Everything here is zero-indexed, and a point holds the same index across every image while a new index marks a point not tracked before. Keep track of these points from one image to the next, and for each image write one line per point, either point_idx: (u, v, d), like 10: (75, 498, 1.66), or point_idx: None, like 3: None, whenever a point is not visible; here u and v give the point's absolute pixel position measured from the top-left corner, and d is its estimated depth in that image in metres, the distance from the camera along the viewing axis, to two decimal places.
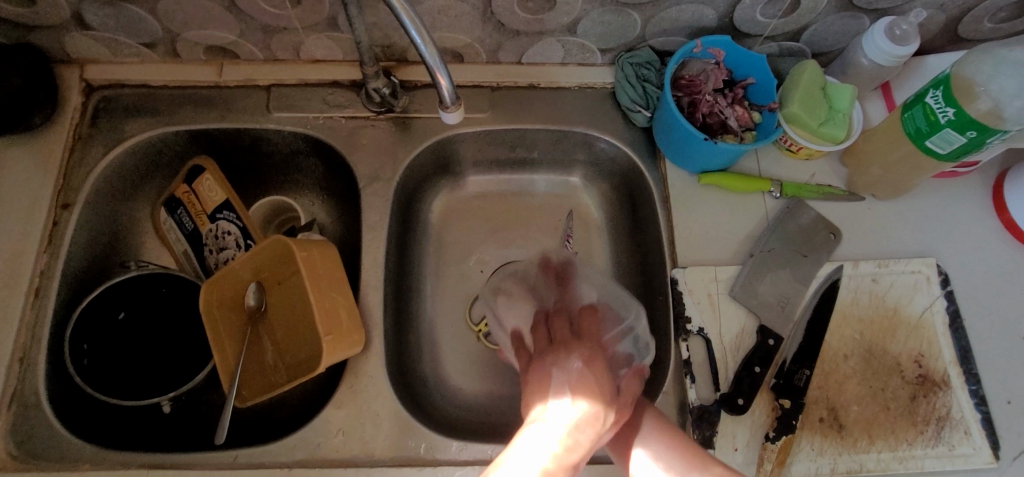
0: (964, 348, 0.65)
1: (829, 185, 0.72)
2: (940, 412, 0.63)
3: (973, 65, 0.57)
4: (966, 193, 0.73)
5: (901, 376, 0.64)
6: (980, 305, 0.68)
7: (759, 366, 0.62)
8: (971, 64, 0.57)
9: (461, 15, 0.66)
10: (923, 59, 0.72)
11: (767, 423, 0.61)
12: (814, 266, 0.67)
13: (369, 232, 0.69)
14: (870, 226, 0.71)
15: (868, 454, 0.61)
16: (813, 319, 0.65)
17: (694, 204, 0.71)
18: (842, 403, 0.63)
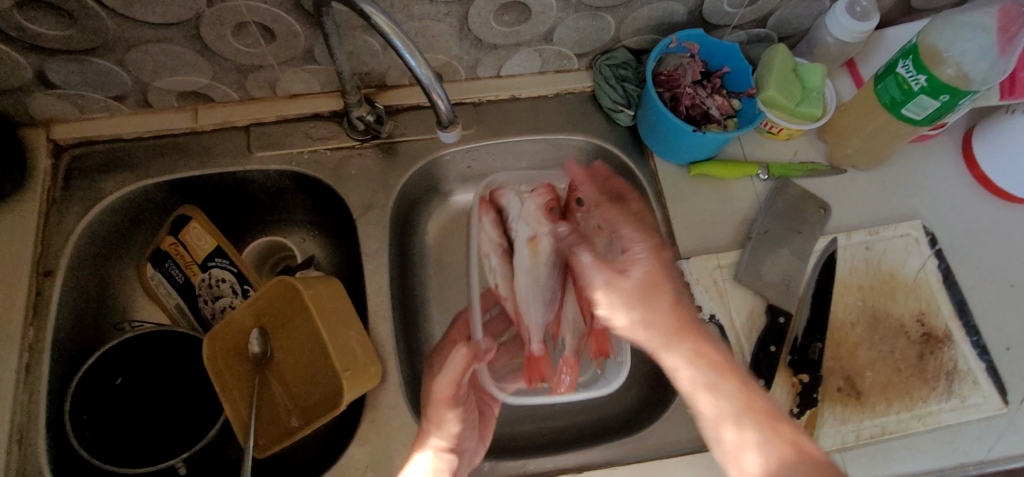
0: (960, 302, 0.68)
1: (812, 162, 0.74)
2: (948, 367, 0.65)
3: (937, 32, 0.59)
4: (937, 154, 0.76)
5: (906, 337, 0.66)
6: (968, 260, 0.71)
7: (774, 345, 0.64)
8: (934, 30, 0.60)
9: (438, 35, 0.66)
10: (883, 33, 0.76)
11: (790, 401, 0.62)
12: (810, 242, 0.69)
13: (369, 262, 0.68)
14: (856, 196, 0.73)
15: (888, 417, 0.62)
16: (818, 292, 0.67)
17: (687, 195, 0.72)
18: (856, 371, 0.64)
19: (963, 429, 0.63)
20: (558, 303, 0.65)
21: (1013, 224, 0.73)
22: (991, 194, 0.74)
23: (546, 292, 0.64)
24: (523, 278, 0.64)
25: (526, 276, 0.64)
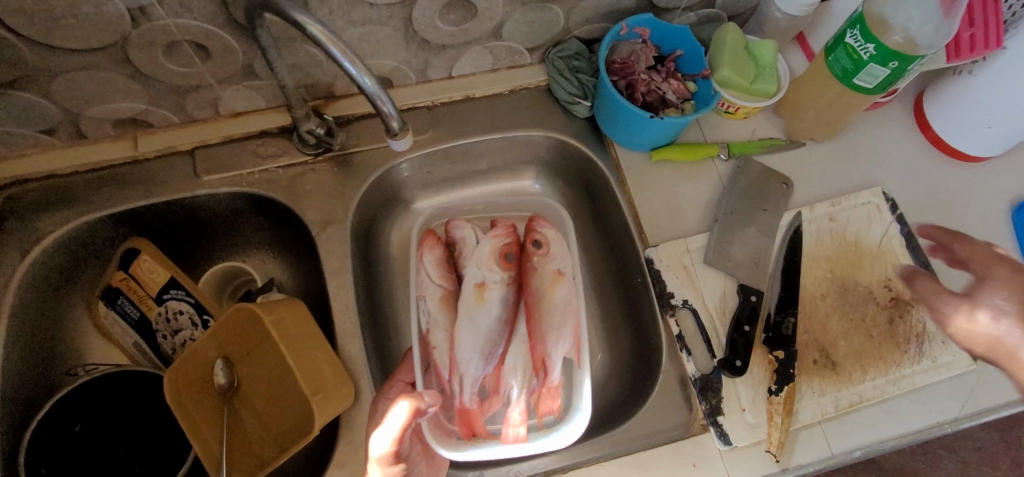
0: (924, 264, 0.69)
1: (771, 138, 0.74)
2: (917, 329, 0.66)
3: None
4: (891, 120, 0.77)
5: (876, 303, 0.67)
6: (928, 222, 0.72)
7: (747, 324, 0.63)
8: None
9: (383, 40, 0.64)
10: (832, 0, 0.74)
11: (768, 378, 0.62)
12: (776, 219, 0.69)
13: (333, 279, 0.65)
14: (816, 168, 0.74)
15: (865, 384, 0.63)
16: (787, 268, 0.67)
17: (651, 182, 0.71)
18: (830, 342, 0.65)
19: (936, 388, 0.64)
20: (499, 348, 0.66)
21: (967, 182, 0.74)
22: (945, 154, 0.76)
23: (486, 345, 0.65)
24: (464, 320, 0.65)
25: (467, 326, 0.65)
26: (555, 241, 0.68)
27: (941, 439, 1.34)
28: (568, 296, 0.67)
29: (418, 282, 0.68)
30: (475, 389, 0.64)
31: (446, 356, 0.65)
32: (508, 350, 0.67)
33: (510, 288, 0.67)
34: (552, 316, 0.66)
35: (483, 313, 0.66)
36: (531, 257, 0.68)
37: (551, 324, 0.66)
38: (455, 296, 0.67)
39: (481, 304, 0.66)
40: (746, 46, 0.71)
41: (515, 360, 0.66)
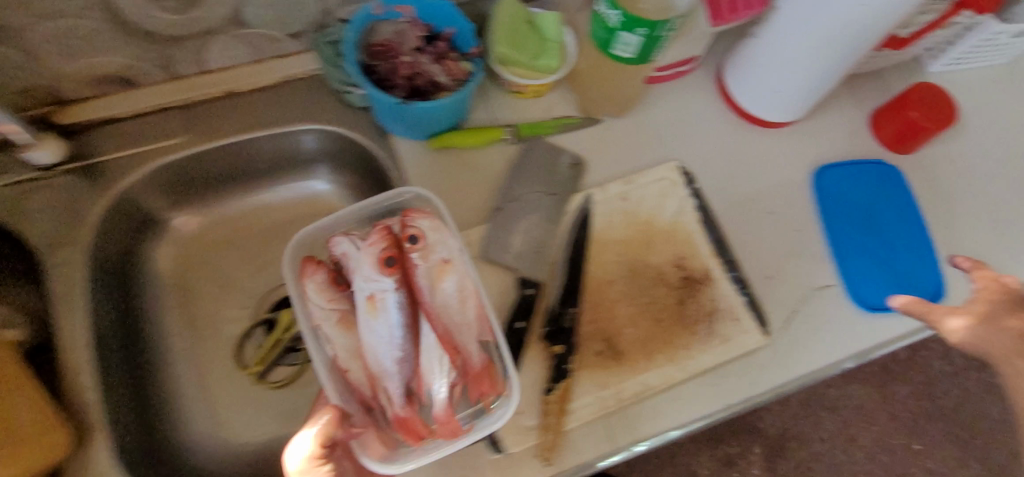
0: (717, 239, 0.66)
1: (566, 117, 0.70)
2: (708, 308, 0.64)
3: None
4: (694, 88, 0.74)
5: (665, 285, 0.64)
6: (726, 194, 0.69)
7: (521, 320, 0.60)
8: None
9: (93, 34, 0.57)
10: None
11: (544, 375, 0.58)
12: (564, 204, 0.65)
13: (63, 308, 0.59)
14: (613, 146, 0.69)
15: (650, 372, 0.60)
16: (573, 255, 0.63)
17: (432, 173, 0.66)
18: (616, 330, 0.61)
19: (727, 369, 0.62)
20: (450, 333, 0.54)
21: (768, 149, 0.72)
22: (747, 122, 0.73)
23: (379, 359, 0.53)
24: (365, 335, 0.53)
25: (370, 343, 0.53)
26: (433, 231, 0.56)
27: (821, 399, 1.36)
28: (459, 283, 0.55)
29: (308, 315, 0.56)
30: (403, 396, 0.53)
31: (374, 365, 0.53)
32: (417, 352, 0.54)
33: (401, 292, 0.54)
34: (447, 311, 0.55)
35: (381, 327, 0.53)
36: (410, 256, 0.55)
37: (453, 318, 0.55)
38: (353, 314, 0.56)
39: (374, 317, 0.53)
40: (525, 19, 0.67)
41: (431, 356, 0.53)
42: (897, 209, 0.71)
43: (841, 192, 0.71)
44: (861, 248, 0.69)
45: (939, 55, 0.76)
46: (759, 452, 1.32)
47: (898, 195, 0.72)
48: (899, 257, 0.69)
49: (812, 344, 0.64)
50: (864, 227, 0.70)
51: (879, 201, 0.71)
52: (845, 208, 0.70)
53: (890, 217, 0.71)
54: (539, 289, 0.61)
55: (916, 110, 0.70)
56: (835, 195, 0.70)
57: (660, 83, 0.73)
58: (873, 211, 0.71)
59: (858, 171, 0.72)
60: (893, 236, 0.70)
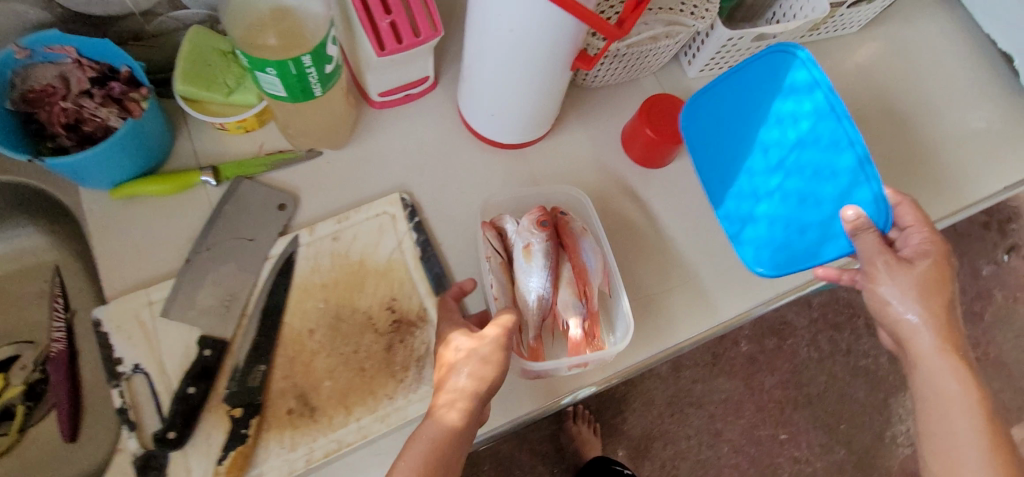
0: (437, 274, 0.62)
1: (279, 151, 0.65)
2: (419, 352, 0.59)
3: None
4: (429, 109, 0.69)
5: (374, 331, 0.59)
6: (454, 225, 0.65)
7: (195, 385, 0.54)
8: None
9: None
10: None
11: (222, 441, 0.54)
12: (264, 248, 0.60)
13: None
14: (329, 180, 0.65)
15: (347, 428, 0.56)
16: (268, 305, 0.58)
17: (118, 226, 0.60)
18: (313, 385, 0.57)
19: None
20: (583, 284, 0.61)
21: (507, 173, 0.69)
22: (484, 143, 0.69)
23: (553, 286, 0.61)
24: (524, 278, 0.61)
25: (524, 282, 0.61)
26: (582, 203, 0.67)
27: (686, 397, 1.34)
28: (595, 248, 0.62)
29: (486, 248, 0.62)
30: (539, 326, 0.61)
31: (517, 304, 0.61)
32: (559, 296, 0.61)
33: (549, 245, 0.61)
34: (579, 266, 0.62)
35: (537, 270, 0.60)
36: (564, 222, 0.63)
37: (588, 265, 0.62)
38: (513, 262, 0.62)
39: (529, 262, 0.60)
40: (213, 51, 0.61)
41: (568, 300, 0.61)
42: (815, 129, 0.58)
43: (725, 111, 0.64)
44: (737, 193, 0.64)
45: (691, 59, 0.73)
46: (623, 455, 1.31)
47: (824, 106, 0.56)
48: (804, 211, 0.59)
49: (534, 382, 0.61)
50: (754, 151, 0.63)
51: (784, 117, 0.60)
52: (744, 124, 0.63)
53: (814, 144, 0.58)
54: (222, 349, 0.56)
55: (654, 128, 0.66)
56: (716, 113, 0.64)
57: (390, 105, 0.68)
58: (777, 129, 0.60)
59: (763, 65, 0.60)
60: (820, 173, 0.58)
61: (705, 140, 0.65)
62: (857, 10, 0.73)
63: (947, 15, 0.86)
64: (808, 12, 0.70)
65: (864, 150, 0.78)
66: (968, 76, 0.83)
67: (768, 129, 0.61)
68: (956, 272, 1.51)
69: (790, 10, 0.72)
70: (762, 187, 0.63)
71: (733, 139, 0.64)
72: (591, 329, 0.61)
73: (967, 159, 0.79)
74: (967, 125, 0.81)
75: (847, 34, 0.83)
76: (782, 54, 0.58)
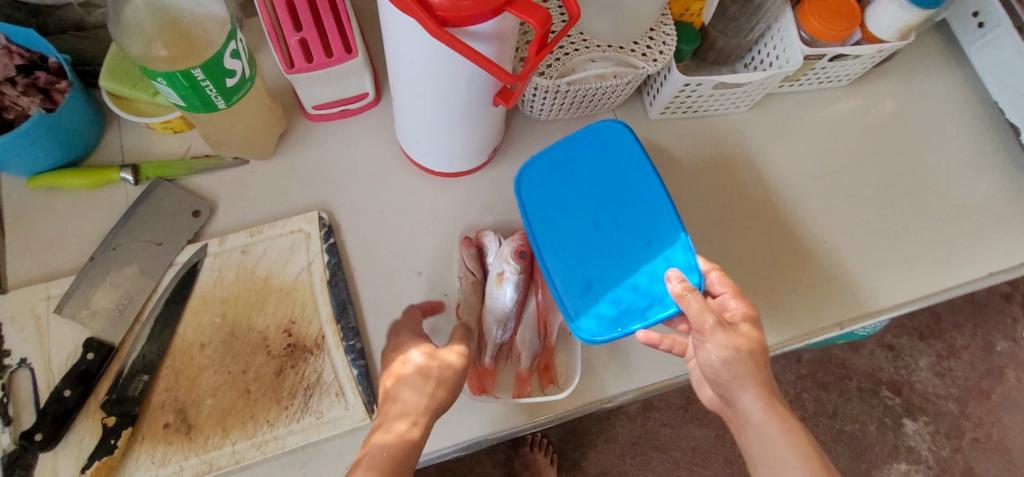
0: (342, 301, 0.60)
1: (204, 155, 0.64)
2: (309, 381, 0.57)
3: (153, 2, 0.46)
4: (366, 127, 0.67)
5: (266, 352, 0.58)
6: (370, 251, 0.63)
7: (70, 388, 0.53)
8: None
9: None
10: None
11: (90, 449, 0.53)
12: (170, 254, 0.59)
13: None
14: (251, 191, 0.63)
15: (220, 450, 0.54)
16: (162, 314, 0.57)
17: (34, 217, 0.60)
18: (194, 401, 0.56)
19: (318, 449, 0.56)
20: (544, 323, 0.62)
21: (438, 202, 0.66)
22: (419, 169, 0.66)
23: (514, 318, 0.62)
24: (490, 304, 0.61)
25: (491, 307, 0.61)
26: None
27: (652, 440, 1.24)
28: None
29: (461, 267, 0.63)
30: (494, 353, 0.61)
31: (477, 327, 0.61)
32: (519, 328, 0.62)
33: (521, 277, 0.61)
34: (545, 304, 0.62)
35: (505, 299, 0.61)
36: None
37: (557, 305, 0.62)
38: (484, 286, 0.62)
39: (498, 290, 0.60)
40: None
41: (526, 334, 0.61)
42: (642, 197, 0.58)
43: (557, 178, 0.61)
44: (565, 260, 0.58)
45: (653, 100, 0.69)
46: None
47: (647, 177, 0.58)
48: (633, 276, 0.56)
49: None
50: (584, 216, 0.59)
51: (615, 186, 0.59)
52: (574, 189, 0.60)
53: (643, 211, 0.58)
54: (106, 353, 0.55)
55: None
56: (545, 179, 0.61)
57: (326, 120, 0.66)
58: (599, 198, 0.59)
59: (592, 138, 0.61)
60: (645, 239, 0.57)
61: (535, 208, 0.60)
62: (842, 63, 0.67)
63: (954, 76, 0.78)
64: (780, 62, 0.66)
65: (836, 214, 0.71)
66: (968, 144, 0.75)
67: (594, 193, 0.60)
68: (964, 343, 1.40)
69: (766, 50, 0.67)
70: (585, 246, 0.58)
71: (562, 202, 0.60)
72: (541, 367, 0.61)
73: (953, 236, 0.71)
74: (961, 199, 0.73)
75: (836, 86, 0.76)
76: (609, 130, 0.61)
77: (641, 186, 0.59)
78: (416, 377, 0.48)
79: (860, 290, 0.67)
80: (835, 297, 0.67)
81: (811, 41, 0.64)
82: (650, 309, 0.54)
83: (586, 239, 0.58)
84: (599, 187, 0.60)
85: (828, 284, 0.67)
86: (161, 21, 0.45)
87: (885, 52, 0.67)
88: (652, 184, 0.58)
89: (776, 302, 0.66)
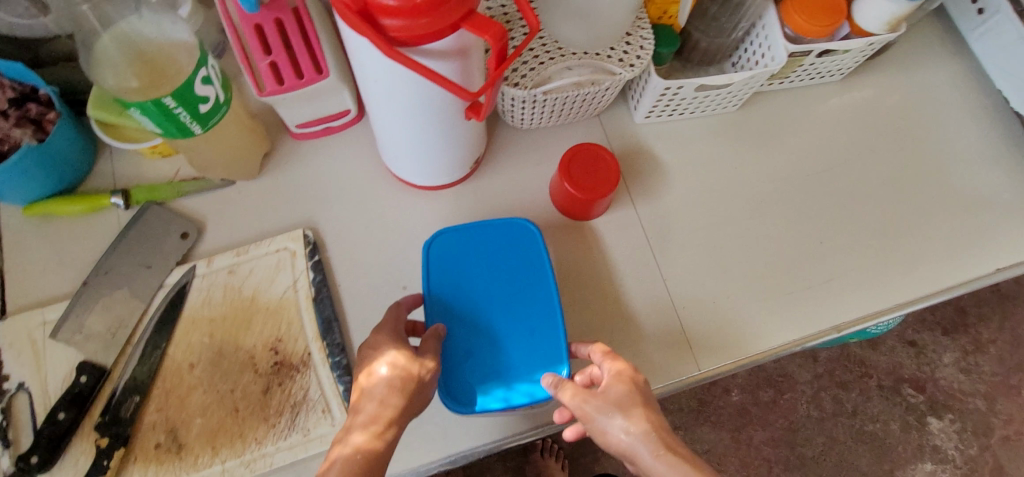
0: (327, 318, 0.60)
1: (191, 178, 0.65)
2: (296, 398, 0.58)
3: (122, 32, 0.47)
4: (350, 144, 0.68)
5: (253, 371, 0.58)
6: (355, 267, 0.63)
7: (64, 411, 0.55)
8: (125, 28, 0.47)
9: None
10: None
11: (86, 469, 0.54)
12: (160, 276, 0.60)
13: None
14: (239, 211, 0.64)
15: (210, 468, 0.55)
16: (152, 336, 0.58)
17: (32, 243, 0.62)
18: (184, 421, 0.57)
19: (306, 466, 0.56)
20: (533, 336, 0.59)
21: (422, 215, 0.66)
22: (402, 183, 0.67)
23: None
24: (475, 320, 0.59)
25: None
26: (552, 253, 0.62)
27: None
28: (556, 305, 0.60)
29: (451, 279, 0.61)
30: None
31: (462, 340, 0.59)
32: None
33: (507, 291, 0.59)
34: None
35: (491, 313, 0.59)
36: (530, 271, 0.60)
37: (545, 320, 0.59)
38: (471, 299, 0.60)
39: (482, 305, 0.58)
40: None
41: None
42: (530, 278, 0.60)
43: (459, 250, 0.61)
44: (456, 334, 0.57)
45: (636, 104, 0.68)
46: None
47: (538, 260, 0.60)
48: (515, 351, 0.57)
49: (412, 440, 0.58)
50: (483, 294, 0.59)
51: (506, 263, 0.60)
52: (473, 266, 0.60)
53: (533, 290, 0.59)
54: (99, 376, 0.56)
55: (573, 182, 0.61)
56: (450, 252, 0.60)
57: (309, 138, 0.67)
58: (490, 276, 0.60)
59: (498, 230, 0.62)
60: (530, 318, 0.58)
61: (437, 287, 0.59)
62: (831, 59, 0.66)
63: (956, 64, 0.76)
64: (766, 60, 0.64)
65: (831, 212, 0.69)
66: (973, 135, 0.73)
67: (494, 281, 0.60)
68: (992, 337, 1.34)
69: (752, 49, 0.66)
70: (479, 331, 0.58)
71: (463, 284, 0.59)
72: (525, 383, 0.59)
73: (958, 232, 0.68)
74: (966, 192, 0.70)
75: (831, 81, 0.74)
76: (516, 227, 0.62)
77: (531, 269, 0.60)
78: (381, 389, 0.49)
79: (858, 291, 0.66)
80: (833, 299, 0.65)
81: (796, 38, 0.62)
82: (523, 387, 0.56)
83: (481, 315, 0.58)
84: (497, 264, 0.60)
85: (824, 285, 0.66)
86: (130, 57, 0.47)
87: (876, 44, 0.65)
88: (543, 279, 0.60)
89: (770, 306, 0.65)
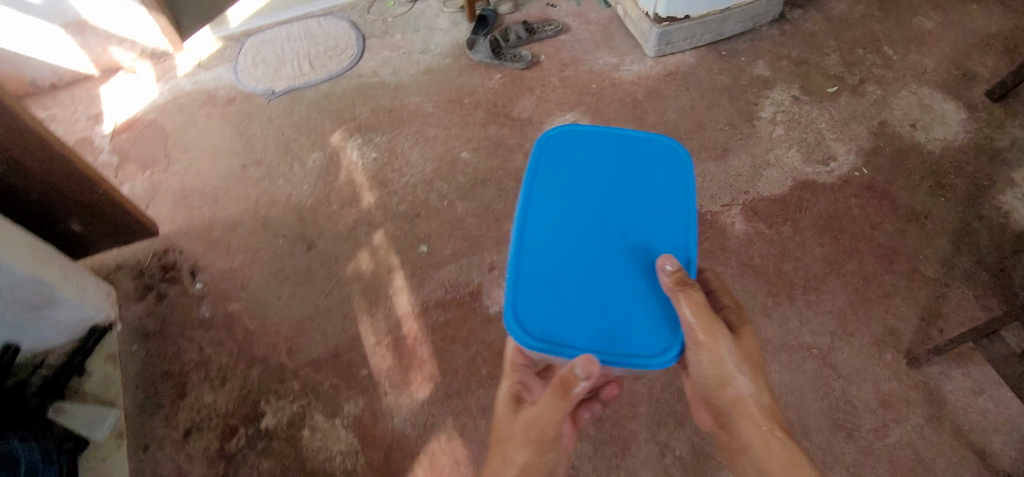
0: None
1: None
2: None
3: None
4: None
5: None
6: None
7: None
8: None
9: None
10: None
11: None
12: None
13: None
14: None
15: None
16: None
17: None
18: None
19: None
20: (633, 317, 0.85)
21: None
22: None
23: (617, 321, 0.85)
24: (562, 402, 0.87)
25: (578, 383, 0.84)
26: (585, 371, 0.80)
27: None
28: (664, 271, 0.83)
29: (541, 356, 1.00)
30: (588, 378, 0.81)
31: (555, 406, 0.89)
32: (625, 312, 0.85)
33: None
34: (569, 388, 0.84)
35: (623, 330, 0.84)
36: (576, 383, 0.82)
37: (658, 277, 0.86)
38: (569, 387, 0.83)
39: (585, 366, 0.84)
40: None
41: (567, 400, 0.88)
42: (629, 170, 0.94)
43: (556, 171, 0.94)
44: (533, 263, 0.87)
45: None
46: None
47: (659, 143, 0.96)
48: (653, 249, 0.88)
49: None
50: (570, 200, 0.91)
51: (593, 168, 0.94)
52: (548, 183, 0.93)
53: (634, 164, 0.94)
54: None
55: None
56: (556, 159, 0.95)
57: None
58: (599, 227, 0.89)
59: (569, 136, 0.98)
60: (633, 208, 0.91)
61: (559, 193, 0.92)
62: None
63: None
64: None
65: None
66: None
67: (578, 184, 0.93)
68: (198, 351, 1.44)
69: None
70: (593, 248, 0.88)
71: (567, 187, 0.93)
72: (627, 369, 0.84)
73: None
74: None
75: None
76: (567, 133, 0.98)
77: (636, 153, 0.95)
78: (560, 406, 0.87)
79: None
80: None
81: None
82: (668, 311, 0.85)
83: (573, 230, 0.89)
84: (590, 186, 0.93)
85: None
86: None
87: None
88: (647, 152, 0.95)
89: None
